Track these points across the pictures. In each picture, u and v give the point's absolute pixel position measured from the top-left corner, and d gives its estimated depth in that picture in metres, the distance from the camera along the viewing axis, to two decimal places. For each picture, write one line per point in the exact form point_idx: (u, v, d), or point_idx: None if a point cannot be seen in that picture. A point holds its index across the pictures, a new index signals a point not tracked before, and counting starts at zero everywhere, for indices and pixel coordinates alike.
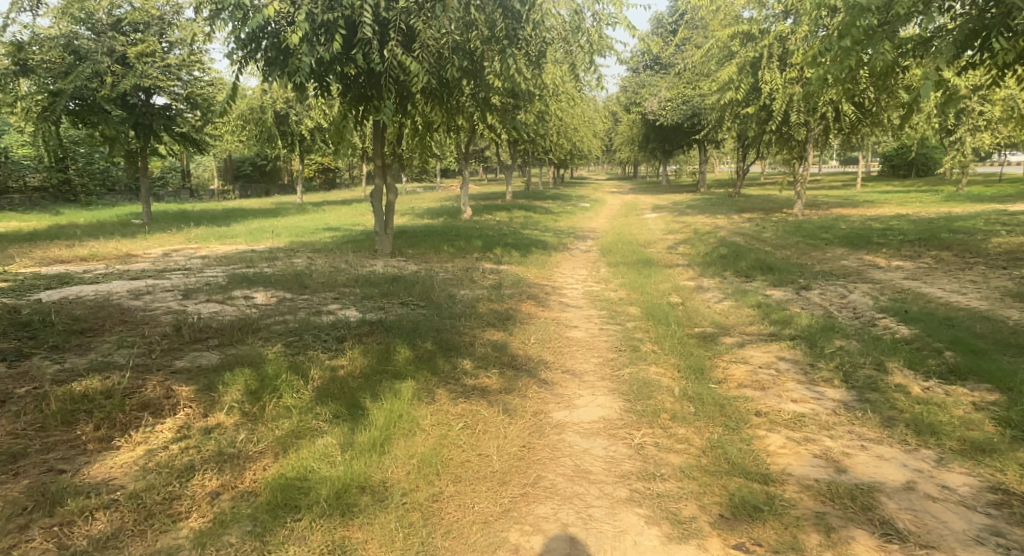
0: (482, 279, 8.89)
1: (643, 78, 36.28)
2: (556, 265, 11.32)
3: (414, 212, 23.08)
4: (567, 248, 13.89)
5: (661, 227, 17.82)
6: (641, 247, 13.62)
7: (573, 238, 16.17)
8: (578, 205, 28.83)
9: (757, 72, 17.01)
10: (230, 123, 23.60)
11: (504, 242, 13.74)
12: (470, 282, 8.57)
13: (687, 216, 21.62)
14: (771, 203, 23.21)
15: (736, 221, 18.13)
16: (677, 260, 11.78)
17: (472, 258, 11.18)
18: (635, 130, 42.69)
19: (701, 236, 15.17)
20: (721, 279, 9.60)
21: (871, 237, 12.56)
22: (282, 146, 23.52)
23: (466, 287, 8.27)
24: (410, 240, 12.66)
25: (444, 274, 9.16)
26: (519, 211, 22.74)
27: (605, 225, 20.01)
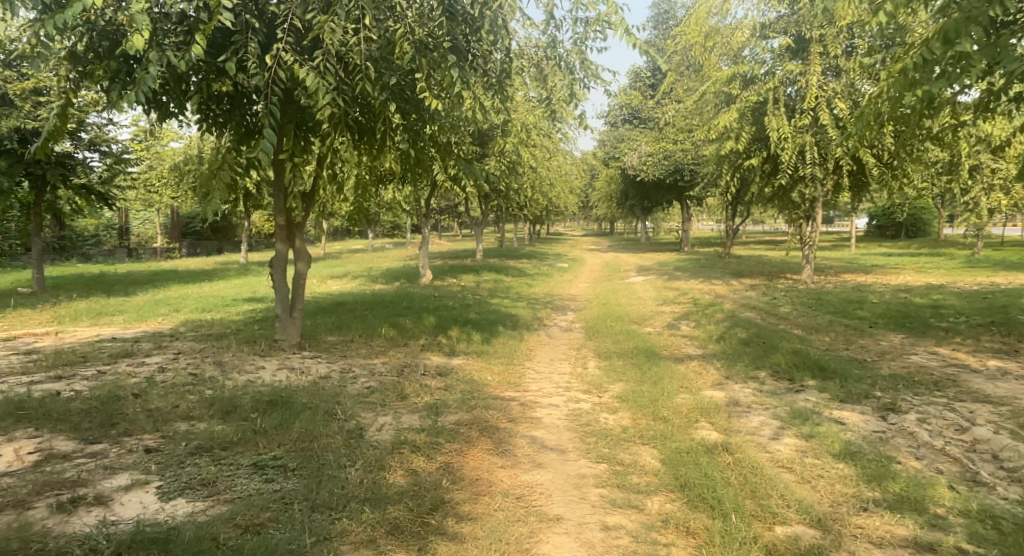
0: (421, 389, 6.10)
1: (623, 131, 34.38)
2: (529, 354, 8.58)
3: (369, 275, 20.26)
4: (543, 327, 11.15)
5: (653, 296, 15.32)
6: (636, 326, 10.92)
7: (552, 311, 13.47)
8: (555, 265, 26.34)
9: (762, 119, 14.40)
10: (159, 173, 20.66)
11: (464, 319, 10.93)
12: (399, 398, 5.73)
13: (678, 281, 19.11)
14: (769, 267, 20.85)
15: (740, 289, 15.66)
16: (685, 347, 9.08)
17: (417, 347, 8.37)
18: (613, 187, 40.80)
19: (705, 309, 12.60)
20: (757, 386, 6.88)
21: (924, 318, 10.06)
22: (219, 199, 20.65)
23: (392, 408, 5.43)
24: (340, 321, 9.78)
25: (367, 380, 6.34)
26: (489, 273, 20.07)
27: (587, 291, 17.40)
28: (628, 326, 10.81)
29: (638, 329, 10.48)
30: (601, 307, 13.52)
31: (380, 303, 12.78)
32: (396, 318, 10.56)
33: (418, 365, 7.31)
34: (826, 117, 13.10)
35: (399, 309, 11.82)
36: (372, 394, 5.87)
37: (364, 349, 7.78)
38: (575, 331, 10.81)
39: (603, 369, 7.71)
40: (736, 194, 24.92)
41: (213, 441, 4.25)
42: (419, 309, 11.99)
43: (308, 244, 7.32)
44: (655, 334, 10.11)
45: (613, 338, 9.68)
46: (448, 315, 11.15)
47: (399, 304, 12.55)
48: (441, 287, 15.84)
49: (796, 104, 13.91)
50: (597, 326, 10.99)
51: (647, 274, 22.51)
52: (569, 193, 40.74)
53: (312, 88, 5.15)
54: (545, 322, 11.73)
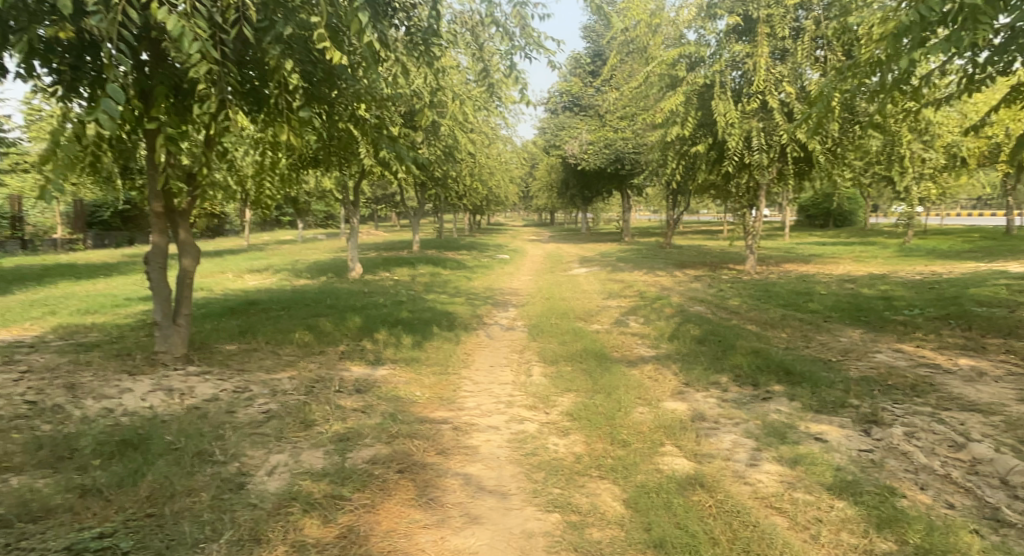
0: (332, 412, 5.02)
1: (562, 119, 33.51)
2: (465, 360, 7.59)
3: (294, 268, 18.76)
4: (481, 326, 10.16)
5: (597, 289, 14.59)
6: (583, 324, 10.08)
7: (490, 307, 12.50)
8: (495, 256, 25.39)
9: (708, 103, 13.80)
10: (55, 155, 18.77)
11: (393, 319, 9.83)
12: (302, 427, 4.63)
13: (622, 273, 18.48)
14: (712, 258, 20.51)
15: (685, 281, 15.12)
16: (636, 347, 8.28)
17: (335, 357, 7.25)
18: (554, 176, 40.13)
19: (653, 303, 11.93)
20: (720, 394, 6.12)
21: (879, 311, 9.61)
22: None
23: (289, 442, 4.32)
24: (248, 326, 8.52)
25: (265, 403, 5.22)
26: (425, 266, 18.94)
27: (528, 284, 16.54)
28: (574, 324, 9.97)
29: (584, 327, 9.63)
30: (543, 302, 12.66)
31: (299, 301, 11.50)
32: (314, 320, 9.36)
33: (333, 380, 6.22)
34: (775, 102, 12.57)
35: (320, 309, 10.58)
36: (269, 421, 4.76)
37: (269, 361, 6.62)
38: (516, 330, 9.87)
39: (548, 377, 6.80)
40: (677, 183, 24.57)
41: (19, 508, 3.09)
42: (343, 308, 10.79)
43: (193, 235, 6.20)
44: (602, 333, 9.29)
45: (558, 339, 8.79)
46: (375, 315, 10.01)
47: (321, 303, 11.30)
48: (371, 282, 14.63)
49: (743, 88, 13.37)
50: (539, 324, 10.08)
51: (589, 265, 21.85)
52: (508, 182, 39.78)
53: (176, 35, 3.95)
54: (484, 320, 10.76)
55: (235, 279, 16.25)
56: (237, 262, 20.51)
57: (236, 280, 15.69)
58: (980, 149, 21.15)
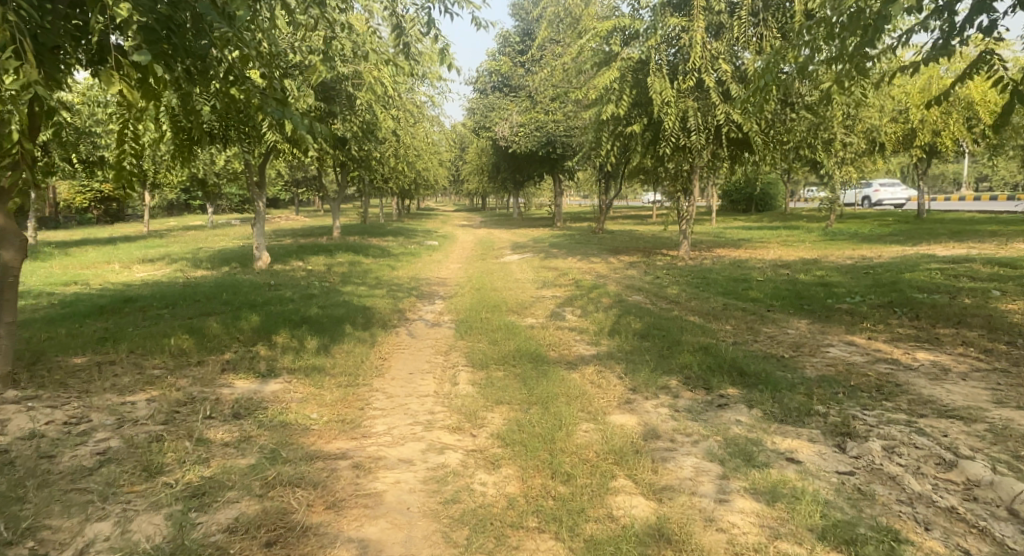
0: (195, 460, 3.91)
1: (492, 99, 32.35)
2: (377, 368, 6.52)
3: (197, 258, 17.01)
4: (399, 323, 9.07)
5: (527, 278, 13.76)
6: (513, 319, 9.09)
7: (413, 300, 11.43)
8: (423, 242, 24.19)
9: (642, 80, 13.06)
10: None
11: (298, 317, 8.60)
12: (149, 488, 3.53)
13: (555, 260, 17.73)
14: (645, 243, 20.06)
15: (619, 269, 14.49)
16: (573, 345, 7.44)
17: (217, 372, 6.05)
18: (484, 158, 39.02)
19: (588, 292, 11.17)
20: (670, 400, 5.35)
21: (822, 298, 9.14)
22: None
23: (123, 520, 3.22)
24: (116, 335, 7.14)
25: (106, 450, 4.07)
26: (345, 254, 17.59)
27: (457, 273, 15.52)
28: (504, 318, 9.03)
29: (516, 323, 8.67)
30: (470, 294, 11.66)
31: (190, 298, 10.06)
32: (201, 324, 8.01)
33: (207, 404, 5.07)
34: (711, 81, 11.92)
35: (213, 308, 9.21)
36: (100, 479, 3.63)
37: (127, 386, 5.38)
38: (440, 328, 8.80)
39: (475, 388, 5.83)
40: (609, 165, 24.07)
41: None
42: (239, 305, 9.42)
43: (16, 221, 5.16)
44: (534, 329, 8.36)
45: (485, 338, 7.81)
46: (277, 314, 8.73)
47: (215, 299, 9.89)
48: (281, 273, 13.26)
49: (679, 66, 12.70)
50: (466, 320, 9.06)
51: (520, 252, 20.99)
52: (436, 165, 38.38)
53: None
54: (405, 315, 9.70)
55: (124, 272, 14.49)
56: (133, 253, 18.48)
57: (124, 274, 13.95)
58: (898, 133, 21.56)
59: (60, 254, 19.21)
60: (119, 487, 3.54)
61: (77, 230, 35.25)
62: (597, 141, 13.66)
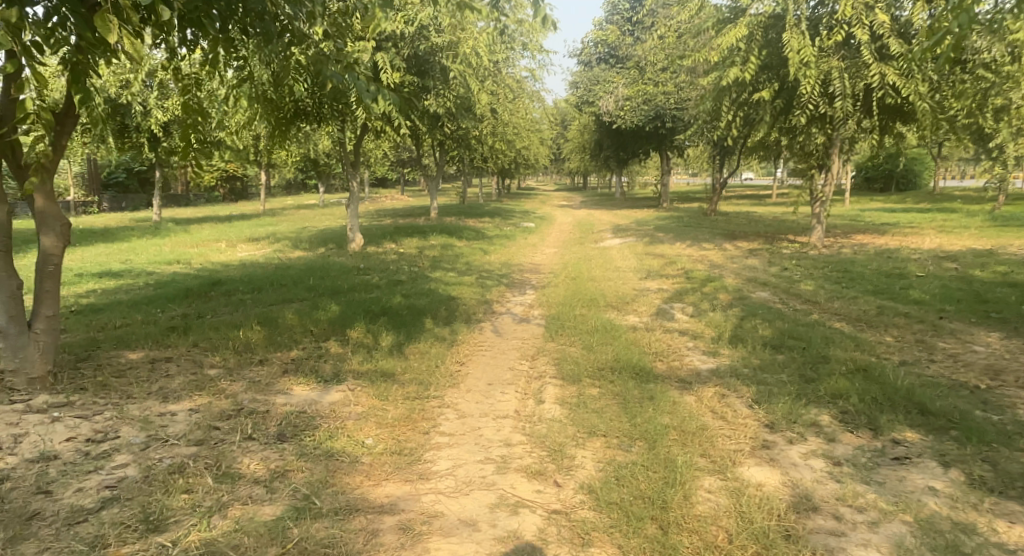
0: (213, 511, 3.12)
1: (597, 72, 30.80)
2: (453, 375, 5.62)
3: (295, 238, 17.00)
4: (486, 319, 8.16)
5: (631, 267, 12.50)
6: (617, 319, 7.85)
7: (503, 290, 10.52)
8: (520, 223, 23.33)
9: (774, 38, 11.25)
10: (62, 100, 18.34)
11: (378, 310, 7.87)
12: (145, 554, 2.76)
13: (661, 245, 16.25)
14: (763, 229, 18.07)
15: (737, 258, 12.84)
16: (688, 356, 6.19)
17: (276, 374, 5.36)
18: (588, 135, 37.49)
19: (701, 286, 9.78)
20: (825, 446, 4.04)
21: (1010, 303, 7.28)
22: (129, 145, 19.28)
23: None
24: (185, 325, 6.66)
25: (117, 483, 3.39)
26: (439, 236, 17.00)
27: (553, 259, 14.48)
28: (605, 318, 7.89)
29: (618, 323, 7.47)
30: (567, 284, 10.56)
31: (273, 282, 9.65)
32: (275, 314, 7.45)
33: (252, 419, 4.34)
34: (864, 35, 9.91)
35: (293, 295, 8.70)
36: (90, 534, 2.89)
37: (173, 389, 4.77)
38: (529, 327, 7.77)
39: (565, 411, 4.77)
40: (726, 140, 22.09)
41: None
42: (320, 293, 8.85)
43: (56, 203, 4.66)
44: (639, 332, 7.12)
45: (581, 342, 6.69)
46: (356, 305, 8.06)
47: (299, 285, 9.41)
48: (372, 257, 12.75)
49: (819, 20, 10.81)
50: (560, 318, 7.98)
51: (624, 235, 19.60)
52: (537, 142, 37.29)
53: None
54: (493, 309, 8.80)
55: (225, 251, 14.59)
56: (237, 232, 18.84)
57: (224, 254, 14.00)
58: None
59: (174, 232, 19.97)
60: (108, 547, 2.82)
61: (200, 207, 37.37)
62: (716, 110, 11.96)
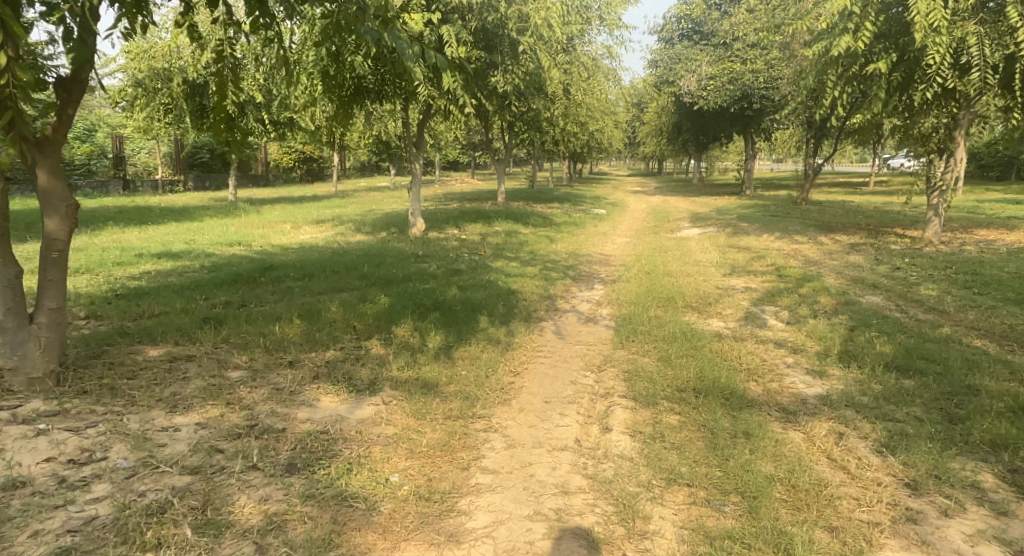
0: None
1: (678, 49, 29.37)
2: (506, 390, 4.88)
3: (361, 221, 16.68)
4: (549, 321, 7.40)
5: (712, 262, 11.39)
6: (697, 325, 6.91)
7: (570, 286, 9.71)
8: (591, 210, 22.34)
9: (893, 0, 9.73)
10: (145, 76, 18.66)
11: (431, 308, 7.22)
12: None
13: (744, 237, 15.00)
14: (861, 221, 16.45)
15: (834, 255, 11.50)
16: (787, 378, 5.20)
17: (306, 380, 4.73)
18: (666, 118, 35.92)
19: (796, 287, 8.68)
20: (992, 529, 3.02)
21: None
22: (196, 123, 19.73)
23: None
24: (224, 316, 6.17)
25: (83, 527, 2.78)
26: (504, 224, 16.32)
27: (626, 249, 13.52)
28: (683, 323, 6.96)
29: (698, 331, 6.53)
30: (641, 281, 9.65)
31: (326, 269, 9.16)
32: (322, 306, 6.90)
33: (265, 440, 3.67)
34: None
35: (345, 285, 8.16)
36: None
37: (187, 395, 4.19)
38: (598, 331, 6.98)
39: (637, 445, 3.94)
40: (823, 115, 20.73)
41: None
42: (373, 285, 8.28)
43: (57, 180, 4.09)
44: (724, 343, 6.17)
45: (655, 353, 5.82)
46: (409, 300, 7.44)
47: (353, 274, 8.89)
48: (434, 245, 12.16)
49: None
50: (633, 322, 7.14)
51: (702, 225, 18.34)
52: (612, 124, 35.99)
53: None
54: (557, 309, 8.02)
55: (289, 233, 14.37)
56: (303, 214, 18.77)
57: (288, 236, 13.75)
58: None
59: (246, 212, 20.11)
60: None
61: (278, 187, 38.16)
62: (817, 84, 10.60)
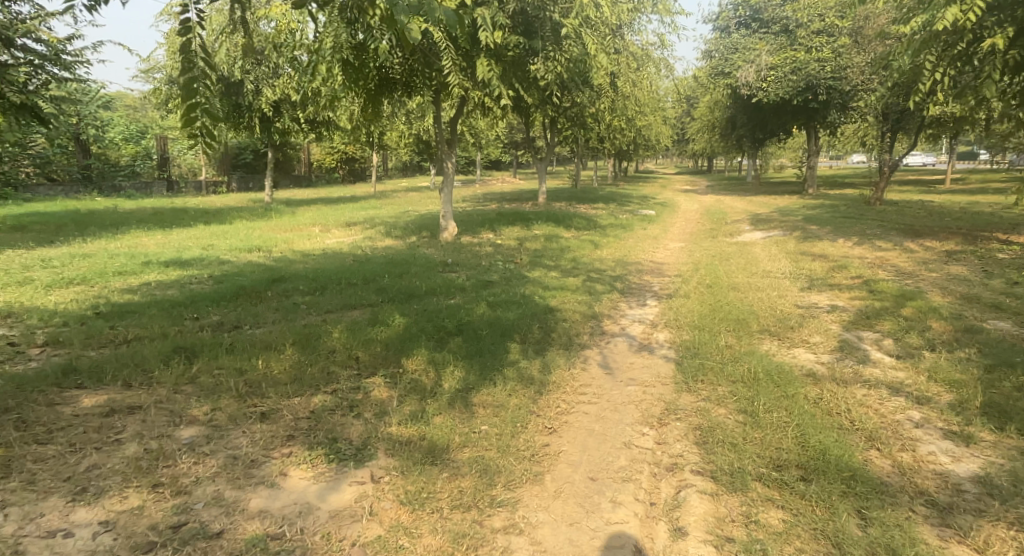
0: None
1: (735, 38, 28.11)
2: (539, 459, 3.75)
3: (394, 224, 15.77)
4: (596, 353, 6.18)
5: (783, 276, 9.99)
6: (782, 365, 5.58)
7: (619, 301, 8.51)
8: (638, 211, 21.03)
9: None
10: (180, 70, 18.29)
11: (454, 333, 6.11)
12: None
13: (813, 242, 13.53)
14: (944, 227, 14.78)
15: (926, 270, 9.96)
16: (918, 448, 3.89)
17: (278, 439, 3.66)
18: (720, 113, 34.21)
19: (893, 311, 7.31)
20: None
21: None
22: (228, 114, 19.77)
23: None
24: (204, 342, 5.16)
25: None
26: (544, 227, 15.20)
27: (680, 257, 12.23)
28: (761, 361, 5.67)
29: (784, 375, 5.22)
30: (703, 299, 8.34)
31: (343, 281, 8.15)
32: (324, 330, 5.85)
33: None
34: None
35: (359, 304, 7.11)
36: None
37: (108, 468, 3.20)
38: (659, 368, 5.71)
39: None
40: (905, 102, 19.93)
41: None
42: (392, 304, 7.21)
43: None
44: (819, 393, 4.85)
45: (734, 406, 4.55)
46: (429, 322, 6.35)
47: (371, 288, 7.84)
48: (469, 254, 11.09)
49: None
50: (700, 356, 5.86)
51: (763, 227, 16.83)
52: (660, 120, 34.43)
53: None
54: (605, 335, 6.82)
55: (315, 237, 13.50)
56: (337, 216, 18.00)
57: (314, 241, 12.85)
58: None
59: (280, 213, 19.38)
60: None
61: (320, 187, 37.76)
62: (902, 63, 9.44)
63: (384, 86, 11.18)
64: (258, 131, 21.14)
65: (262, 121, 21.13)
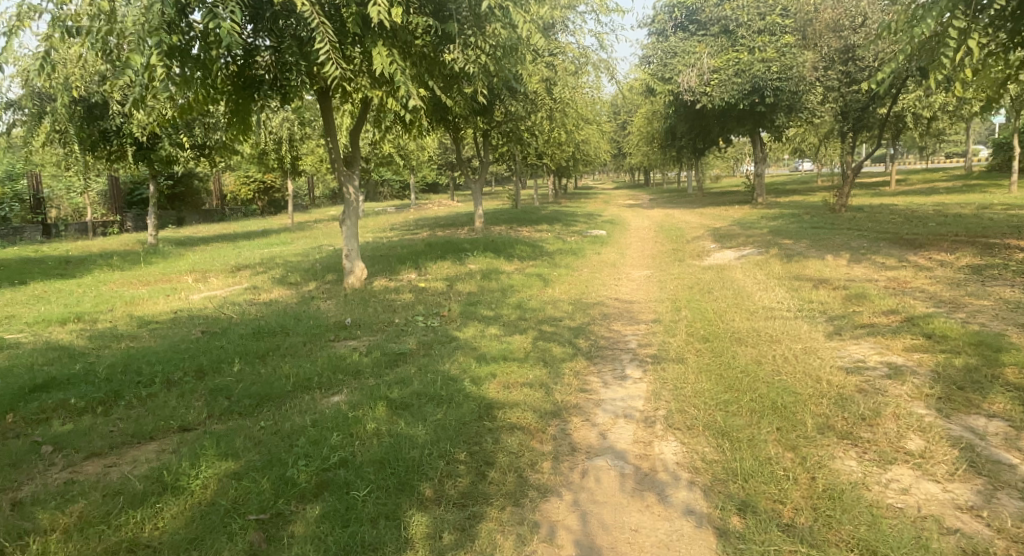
0: None
1: (672, 41, 26.33)
2: None
3: (293, 265, 12.81)
4: (571, 506, 3.54)
5: (791, 314, 7.61)
6: (921, 544, 3.07)
7: (585, 374, 5.90)
8: (585, 231, 18.67)
9: None
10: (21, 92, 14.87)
11: (310, 494, 3.41)
12: None
13: (800, 262, 11.37)
14: (935, 236, 12.95)
15: (967, 295, 7.78)
16: None
17: None
18: (661, 121, 32.48)
19: (993, 379, 4.97)
20: None
21: None
22: (85, 143, 16.45)
23: None
24: None
25: None
26: (480, 258, 12.56)
27: (650, 290, 9.77)
28: (867, 525, 3.21)
29: None
30: (708, 365, 5.80)
31: (155, 378, 5.21)
32: (37, 539, 3.03)
33: None
34: None
35: (163, 430, 4.31)
36: None
37: None
38: (693, 550, 3.15)
39: None
40: (866, 98, 18.72)
41: None
42: (221, 426, 4.42)
43: None
44: None
45: None
46: (268, 471, 3.62)
47: (201, 391, 5.01)
48: (377, 307, 8.33)
49: None
50: (762, 516, 3.33)
51: (732, 244, 14.65)
52: (598, 132, 32.41)
53: None
54: (576, 452, 4.20)
55: (180, 291, 10.41)
56: (229, 258, 14.85)
57: (174, 297, 9.80)
58: None
59: (162, 257, 16.04)
60: None
61: (233, 221, 34.00)
62: (922, 29, 7.43)
63: (246, 87, 8.42)
64: (134, 161, 17.77)
65: (137, 149, 17.76)
